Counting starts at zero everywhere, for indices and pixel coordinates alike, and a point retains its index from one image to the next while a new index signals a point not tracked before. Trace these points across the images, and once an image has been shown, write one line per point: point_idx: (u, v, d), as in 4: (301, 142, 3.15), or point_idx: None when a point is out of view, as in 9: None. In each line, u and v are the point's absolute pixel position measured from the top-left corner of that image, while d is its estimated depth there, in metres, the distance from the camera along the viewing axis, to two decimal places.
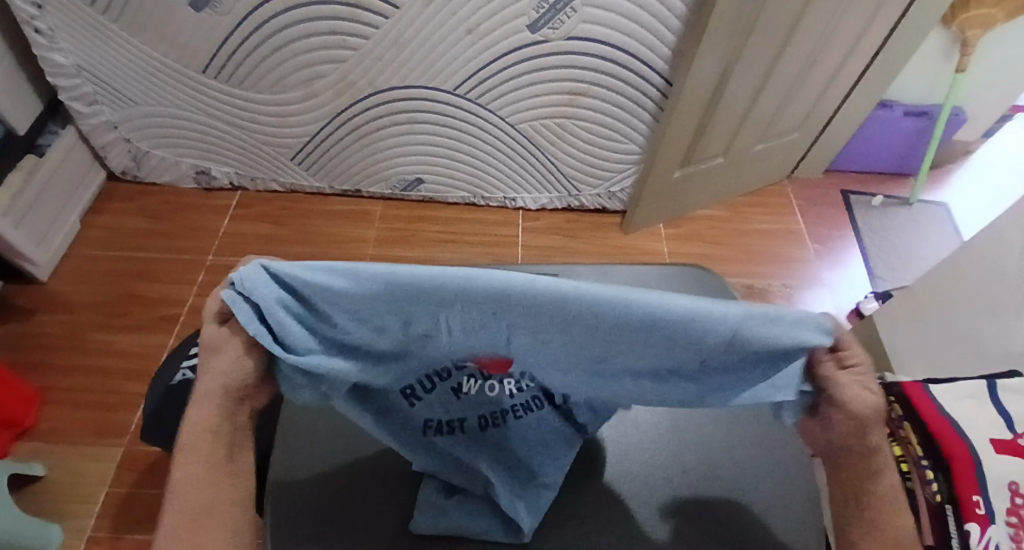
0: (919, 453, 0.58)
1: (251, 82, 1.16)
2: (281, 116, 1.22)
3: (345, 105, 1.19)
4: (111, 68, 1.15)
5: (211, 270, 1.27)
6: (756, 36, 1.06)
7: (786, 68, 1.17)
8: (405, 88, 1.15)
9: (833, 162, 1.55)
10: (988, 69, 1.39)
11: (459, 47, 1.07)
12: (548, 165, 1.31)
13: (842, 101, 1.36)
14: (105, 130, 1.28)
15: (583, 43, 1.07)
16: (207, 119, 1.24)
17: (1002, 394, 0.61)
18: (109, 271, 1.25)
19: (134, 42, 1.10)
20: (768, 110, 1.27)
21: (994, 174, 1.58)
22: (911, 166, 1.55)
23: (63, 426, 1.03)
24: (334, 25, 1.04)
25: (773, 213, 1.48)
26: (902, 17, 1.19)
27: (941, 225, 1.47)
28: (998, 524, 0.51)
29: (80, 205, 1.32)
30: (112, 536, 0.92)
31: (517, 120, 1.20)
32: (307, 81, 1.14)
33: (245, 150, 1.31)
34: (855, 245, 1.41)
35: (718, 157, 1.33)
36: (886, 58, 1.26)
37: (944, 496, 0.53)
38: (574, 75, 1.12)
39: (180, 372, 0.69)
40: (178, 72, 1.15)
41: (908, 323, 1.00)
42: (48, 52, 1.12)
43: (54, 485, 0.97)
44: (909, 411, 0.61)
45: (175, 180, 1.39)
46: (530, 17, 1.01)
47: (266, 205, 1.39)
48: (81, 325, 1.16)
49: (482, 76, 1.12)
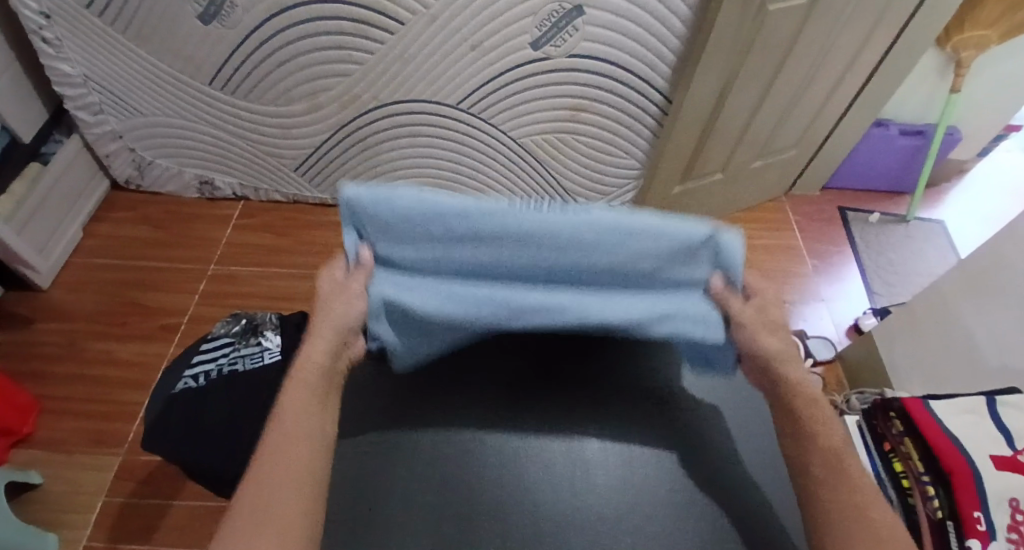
0: (922, 469, 0.60)
1: (256, 94, 1.17)
2: (285, 128, 1.23)
3: (348, 118, 1.20)
4: (118, 78, 1.16)
5: (212, 278, 1.28)
6: (754, 56, 1.08)
7: (784, 87, 1.19)
8: (408, 102, 1.16)
9: (829, 180, 1.58)
10: (980, 91, 1.41)
11: (462, 62, 1.08)
12: (550, 179, 1.32)
13: (839, 118, 1.38)
14: (109, 140, 1.29)
15: (585, 60, 1.08)
16: (211, 130, 1.25)
17: (1001, 409, 0.62)
18: (109, 280, 1.25)
19: (142, 54, 1.12)
20: (766, 127, 1.29)
21: (989, 192, 1.61)
22: (908, 184, 1.57)
23: (60, 435, 1.02)
24: (339, 39, 1.06)
25: (772, 229, 1.49)
26: (896, 39, 1.22)
27: (938, 242, 1.48)
28: (999, 541, 0.51)
29: (83, 214, 1.33)
30: (107, 548, 0.91)
31: (518, 135, 1.22)
32: (311, 94, 1.16)
33: (248, 162, 1.32)
34: (852, 261, 1.42)
35: (716, 173, 1.34)
36: (881, 78, 1.29)
37: (945, 511, 0.55)
38: (576, 91, 1.14)
39: (182, 382, 0.68)
40: (184, 83, 1.16)
41: (905, 340, 1.00)
42: (57, 63, 1.13)
43: (51, 495, 0.96)
44: (909, 427, 0.64)
45: (177, 190, 1.40)
46: (533, 34, 1.03)
47: (268, 216, 1.40)
48: (80, 333, 1.16)
49: (484, 91, 1.13)
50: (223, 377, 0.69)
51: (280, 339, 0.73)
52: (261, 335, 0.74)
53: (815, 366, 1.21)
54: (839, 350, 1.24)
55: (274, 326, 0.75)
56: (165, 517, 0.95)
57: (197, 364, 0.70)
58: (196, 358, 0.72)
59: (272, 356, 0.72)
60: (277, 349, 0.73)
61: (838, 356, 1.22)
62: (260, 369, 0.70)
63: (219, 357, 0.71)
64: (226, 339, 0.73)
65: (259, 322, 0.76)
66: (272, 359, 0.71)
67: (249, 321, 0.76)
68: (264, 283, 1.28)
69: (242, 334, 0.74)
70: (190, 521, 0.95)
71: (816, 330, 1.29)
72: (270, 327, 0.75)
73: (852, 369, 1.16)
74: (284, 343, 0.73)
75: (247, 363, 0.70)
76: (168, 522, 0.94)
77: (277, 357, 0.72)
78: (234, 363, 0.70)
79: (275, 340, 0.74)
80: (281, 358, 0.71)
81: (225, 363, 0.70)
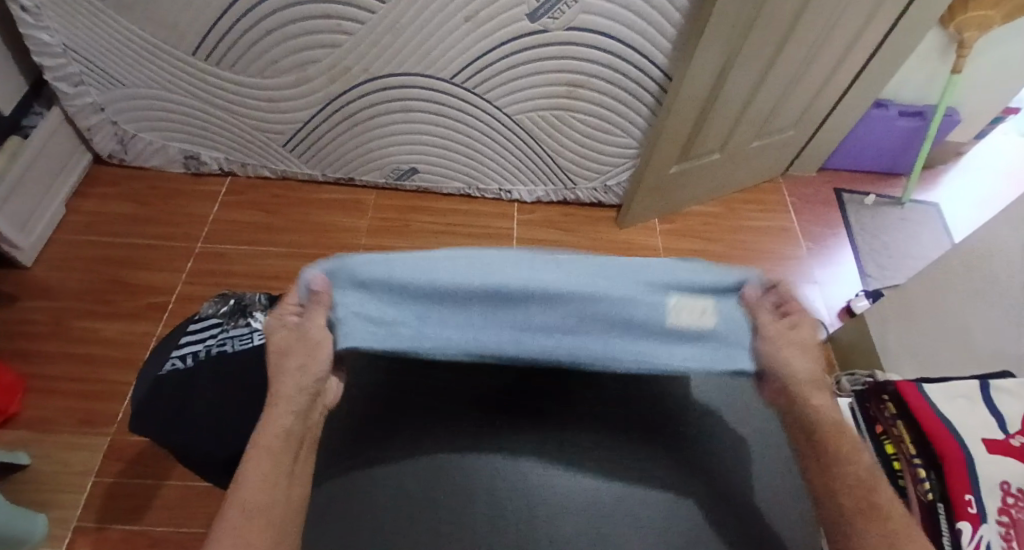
0: (914, 452, 0.60)
1: (243, 66, 1.13)
2: (274, 101, 1.19)
3: (340, 91, 1.17)
4: (98, 47, 1.12)
5: (199, 257, 1.25)
6: (757, 33, 1.05)
7: (785, 65, 1.17)
8: (400, 75, 1.13)
9: (826, 162, 1.56)
10: (981, 72, 1.40)
11: (456, 34, 1.05)
12: (545, 157, 1.30)
13: (839, 99, 1.36)
14: (91, 112, 1.25)
15: (583, 33, 1.05)
16: (197, 103, 1.21)
17: (995, 394, 0.62)
18: (95, 257, 1.22)
19: (123, 21, 1.07)
20: (766, 106, 1.27)
21: (984, 175, 1.60)
22: (904, 166, 1.57)
23: (47, 415, 1.01)
24: (328, 8, 1.02)
25: (767, 210, 1.48)
26: (900, 17, 1.19)
27: (931, 225, 1.48)
28: (990, 523, 0.52)
29: (65, 189, 1.29)
30: (97, 528, 0.91)
31: (514, 111, 1.19)
32: (300, 66, 1.12)
33: (236, 136, 1.28)
34: (847, 244, 1.42)
35: (714, 153, 1.32)
36: (883, 57, 1.27)
37: (936, 494, 0.56)
38: (574, 67, 1.11)
39: (169, 362, 0.67)
40: (168, 53, 1.12)
41: (898, 323, 1.00)
42: (33, 31, 1.08)
43: (40, 475, 0.95)
44: (903, 411, 0.64)
45: (163, 165, 1.36)
46: (530, 5, 1.00)
47: (257, 193, 1.37)
48: (66, 312, 1.14)
49: (480, 64, 1.10)
50: (211, 358, 0.67)
51: None
52: (250, 315, 0.74)
53: None
54: (830, 331, 1.24)
55: (262, 307, 0.76)
56: (156, 496, 0.95)
57: (185, 345, 0.69)
58: (183, 339, 0.70)
59: (262, 336, 0.71)
60: (265, 330, 0.72)
61: (830, 339, 1.22)
62: (250, 350, 0.69)
63: (208, 338, 0.70)
64: (214, 319, 0.72)
65: (247, 303, 0.76)
66: (261, 339, 0.70)
67: (237, 301, 0.76)
68: (254, 262, 1.25)
69: (230, 315, 0.73)
70: (182, 501, 0.94)
71: None
72: (258, 308, 0.75)
73: (844, 351, 1.17)
74: None
75: (236, 344, 0.69)
76: (159, 502, 0.94)
77: (266, 338, 0.71)
78: (223, 343, 0.69)
79: (263, 321, 0.73)
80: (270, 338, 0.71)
81: (214, 344, 0.69)
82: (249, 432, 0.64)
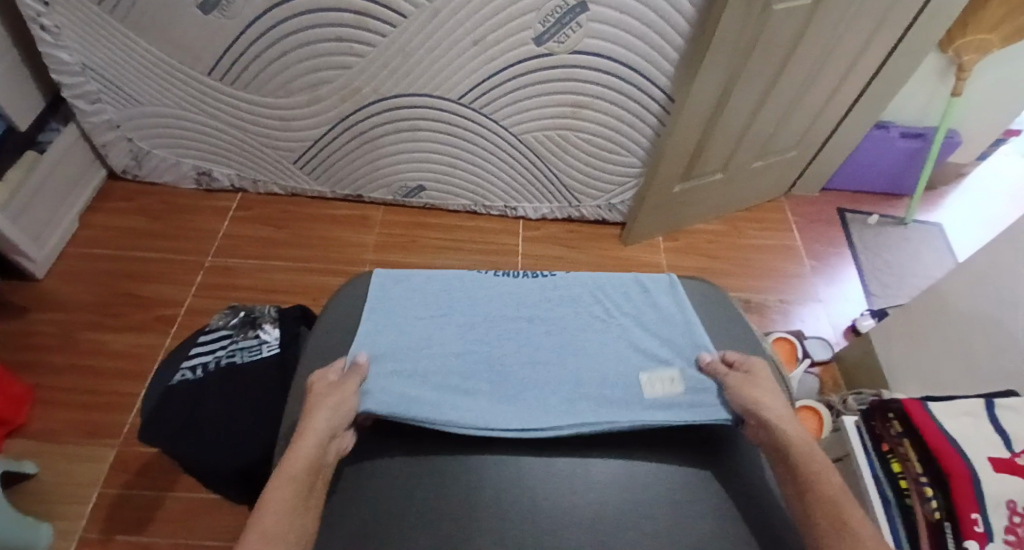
0: (920, 471, 0.61)
1: (256, 85, 1.16)
2: (285, 120, 1.22)
3: (349, 111, 1.19)
4: (116, 67, 1.15)
5: (208, 271, 1.27)
6: (757, 56, 1.07)
7: (786, 87, 1.19)
8: (408, 96, 1.16)
9: (829, 182, 1.58)
10: (980, 95, 1.42)
11: (464, 56, 1.07)
12: (550, 176, 1.32)
13: (840, 120, 1.38)
14: (107, 129, 1.28)
15: (587, 56, 1.08)
16: (210, 121, 1.24)
17: (999, 411, 0.62)
18: (106, 270, 1.24)
19: (141, 43, 1.11)
20: (768, 127, 1.29)
21: (987, 196, 1.61)
22: (907, 187, 1.58)
23: (55, 426, 1.01)
24: (340, 31, 1.05)
25: (771, 229, 1.49)
26: (899, 42, 1.22)
27: (935, 245, 1.49)
28: (997, 542, 0.51)
29: (78, 203, 1.31)
30: (101, 540, 0.90)
31: (519, 131, 1.22)
32: (311, 86, 1.15)
33: (247, 154, 1.31)
34: (851, 263, 1.43)
35: (717, 173, 1.34)
36: (883, 80, 1.29)
37: (943, 512, 0.56)
38: (578, 88, 1.14)
39: (179, 373, 0.68)
40: (183, 73, 1.15)
41: (903, 342, 1.00)
42: (54, 51, 1.12)
43: (45, 486, 0.95)
44: (908, 428, 0.64)
45: (175, 181, 1.39)
46: (536, 30, 1.03)
47: (266, 209, 1.40)
48: (75, 324, 1.15)
49: (486, 85, 1.12)
50: (221, 369, 0.68)
51: (278, 332, 0.75)
52: (259, 327, 0.75)
53: (813, 366, 1.20)
54: (837, 350, 1.24)
55: (272, 319, 0.76)
56: (161, 508, 0.94)
57: (195, 356, 0.69)
58: (193, 350, 0.71)
59: (271, 349, 0.73)
60: (275, 343, 0.74)
61: (836, 357, 1.22)
62: (260, 361, 0.71)
63: (218, 350, 0.71)
64: (225, 331, 0.73)
65: (257, 315, 0.77)
66: (271, 352, 0.72)
67: (247, 313, 0.77)
68: (263, 276, 1.27)
69: (240, 327, 0.74)
70: (185, 514, 0.94)
71: (813, 330, 1.29)
72: (268, 321, 0.76)
73: (850, 369, 1.16)
74: (283, 335, 0.75)
75: (246, 355, 0.70)
76: (163, 515, 0.94)
77: (276, 350, 0.73)
78: (233, 355, 0.70)
79: (273, 333, 0.75)
80: (280, 352, 0.73)
81: (224, 355, 0.70)
82: (257, 444, 0.64)
